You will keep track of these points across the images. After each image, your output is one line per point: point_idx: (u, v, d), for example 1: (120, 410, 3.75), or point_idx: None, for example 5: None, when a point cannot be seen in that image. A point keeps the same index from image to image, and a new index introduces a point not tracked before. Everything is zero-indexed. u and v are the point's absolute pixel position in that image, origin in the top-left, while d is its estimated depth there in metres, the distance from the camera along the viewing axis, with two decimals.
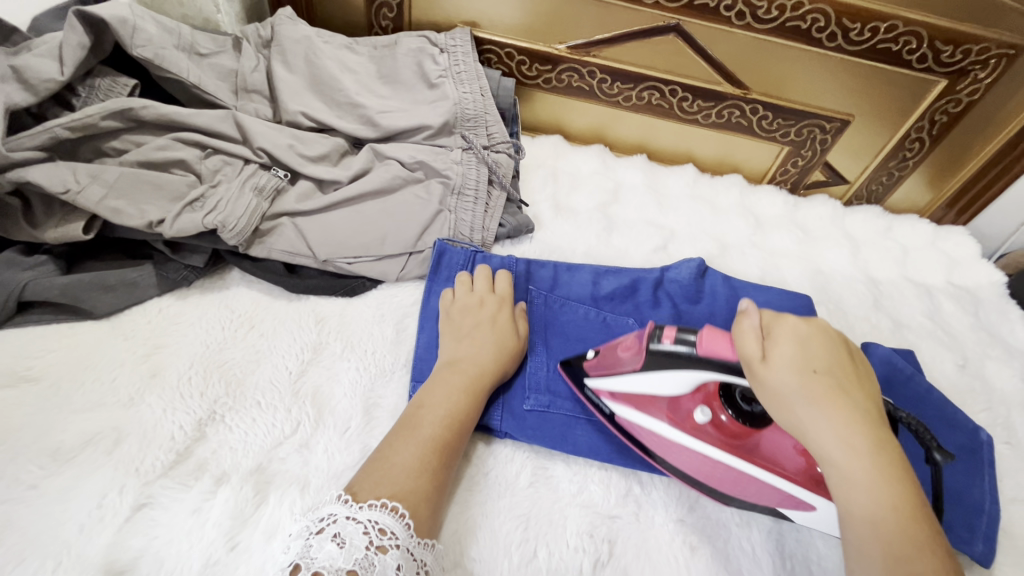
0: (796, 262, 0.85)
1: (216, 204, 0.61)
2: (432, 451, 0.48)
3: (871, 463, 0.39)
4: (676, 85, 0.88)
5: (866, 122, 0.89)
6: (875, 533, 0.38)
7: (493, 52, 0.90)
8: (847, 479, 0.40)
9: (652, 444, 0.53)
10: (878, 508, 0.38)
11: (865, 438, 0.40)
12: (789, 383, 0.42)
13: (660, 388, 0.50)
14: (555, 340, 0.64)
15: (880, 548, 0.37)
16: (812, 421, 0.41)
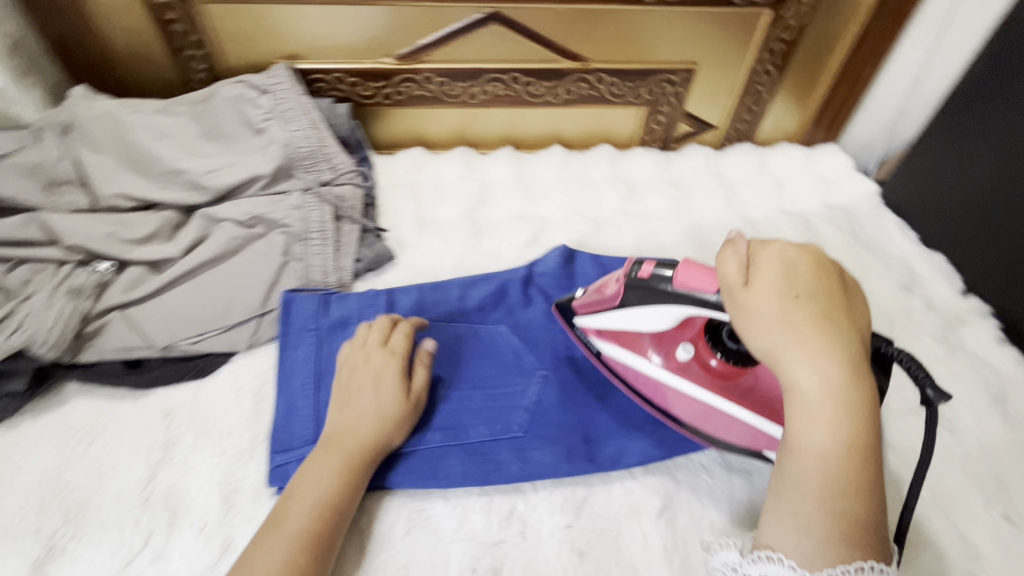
0: (671, 221, 0.84)
1: (21, 321, 0.57)
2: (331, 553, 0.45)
3: (840, 401, 0.41)
4: (515, 71, 0.86)
5: (710, 65, 0.88)
6: (820, 463, 0.41)
7: (322, 80, 0.85)
8: (808, 412, 0.42)
9: (638, 382, 0.58)
10: (831, 442, 0.41)
11: (840, 373, 0.42)
12: (768, 311, 0.44)
13: (636, 326, 0.55)
14: (424, 369, 0.62)
15: (818, 479, 0.41)
16: (787, 352, 0.43)
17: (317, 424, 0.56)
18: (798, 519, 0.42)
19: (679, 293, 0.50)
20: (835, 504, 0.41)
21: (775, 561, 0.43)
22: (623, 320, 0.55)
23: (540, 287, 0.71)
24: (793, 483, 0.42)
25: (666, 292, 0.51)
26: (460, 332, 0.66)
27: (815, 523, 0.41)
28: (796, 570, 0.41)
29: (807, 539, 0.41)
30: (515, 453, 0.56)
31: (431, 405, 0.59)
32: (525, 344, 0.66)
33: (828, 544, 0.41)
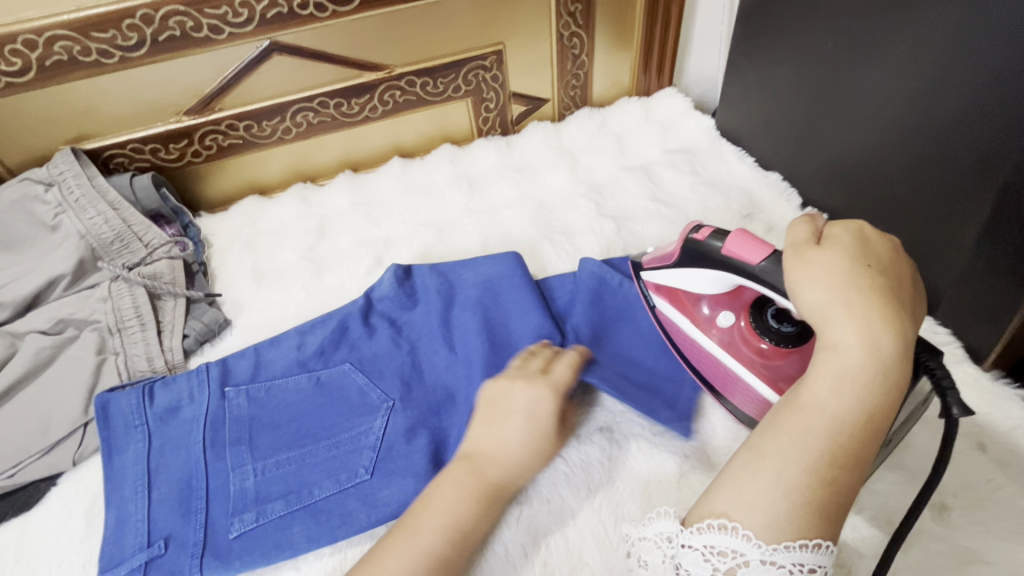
0: (516, 207, 0.82)
1: None
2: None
3: (879, 372, 0.38)
4: (320, 97, 0.82)
5: (517, 42, 0.86)
6: (834, 429, 0.38)
7: (119, 155, 0.80)
8: (841, 374, 0.38)
9: (679, 339, 0.60)
10: (851, 409, 0.38)
11: (891, 346, 0.38)
12: (832, 267, 0.41)
13: (699, 286, 0.56)
14: (263, 434, 0.59)
15: (817, 443, 0.38)
16: (841, 306, 0.39)
17: (150, 528, 0.53)
18: (782, 481, 0.37)
19: (727, 261, 0.50)
20: (826, 470, 0.37)
21: (730, 531, 0.37)
22: (678, 277, 0.57)
23: (382, 312, 0.68)
24: (791, 442, 0.38)
25: (717, 257, 0.51)
26: (301, 384, 0.63)
27: (789, 491, 0.37)
28: (753, 548, 0.36)
29: (778, 503, 0.37)
30: (362, 500, 0.54)
31: (271, 473, 0.56)
32: (370, 378, 0.63)
33: (797, 517, 0.36)
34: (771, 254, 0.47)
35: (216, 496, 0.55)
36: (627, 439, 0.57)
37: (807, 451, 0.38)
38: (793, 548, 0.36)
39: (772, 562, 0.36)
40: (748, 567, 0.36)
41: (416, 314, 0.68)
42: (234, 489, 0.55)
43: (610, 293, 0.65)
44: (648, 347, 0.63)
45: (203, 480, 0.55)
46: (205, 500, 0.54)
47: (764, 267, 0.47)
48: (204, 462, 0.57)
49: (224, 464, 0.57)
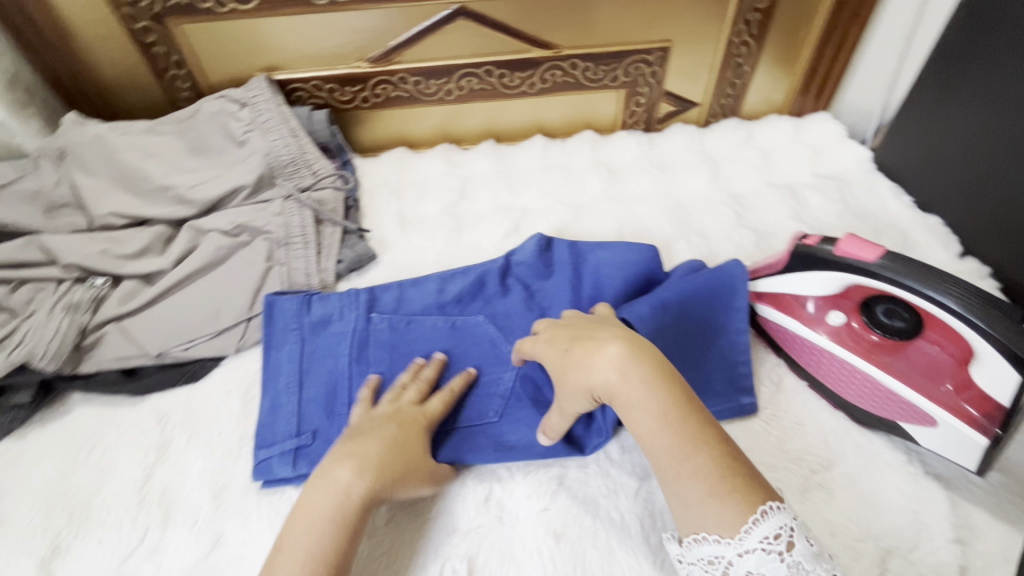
0: (652, 203, 0.84)
1: (24, 338, 0.61)
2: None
3: (645, 384, 0.45)
4: (488, 65, 0.86)
5: (685, 42, 0.87)
6: (665, 437, 0.44)
7: (301, 89, 0.88)
8: (627, 404, 0.45)
9: (787, 343, 0.61)
10: (657, 418, 0.44)
11: (623, 375, 0.45)
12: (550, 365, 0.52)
13: (809, 288, 0.59)
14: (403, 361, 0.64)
15: (667, 449, 0.44)
16: (583, 374, 0.47)
17: (299, 420, 0.59)
18: (681, 497, 0.43)
19: (838, 261, 0.54)
20: (700, 457, 0.43)
21: (703, 541, 0.42)
22: (785, 281, 0.60)
23: (519, 277, 0.71)
24: (658, 466, 0.45)
25: (827, 259, 0.55)
26: (438, 325, 0.67)
27: (700, 490, 0.42)
28: (726, 545, 0.41)
29: (710, 513, 0.41)
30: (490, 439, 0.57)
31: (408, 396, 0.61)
32: (502, 333, 0.66)
33: (723, 508, 0.41)
34: (886, 251, 0.52)
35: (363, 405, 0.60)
36: (753, 444, 0.56)
37: (669, 470, 0.44)
38: (753, 528, 0.40)
39: (747, 550, 0.40)
40: (734, 563, 0.41)
41: (549, 285, 0.70)
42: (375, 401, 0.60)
43: (726, 296, 0.61)
44: (736, 357, 0.60)
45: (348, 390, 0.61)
46: (348, 407, 0.60)
47: (881, 264, 0.52)
48: (350, 374, 0.62)
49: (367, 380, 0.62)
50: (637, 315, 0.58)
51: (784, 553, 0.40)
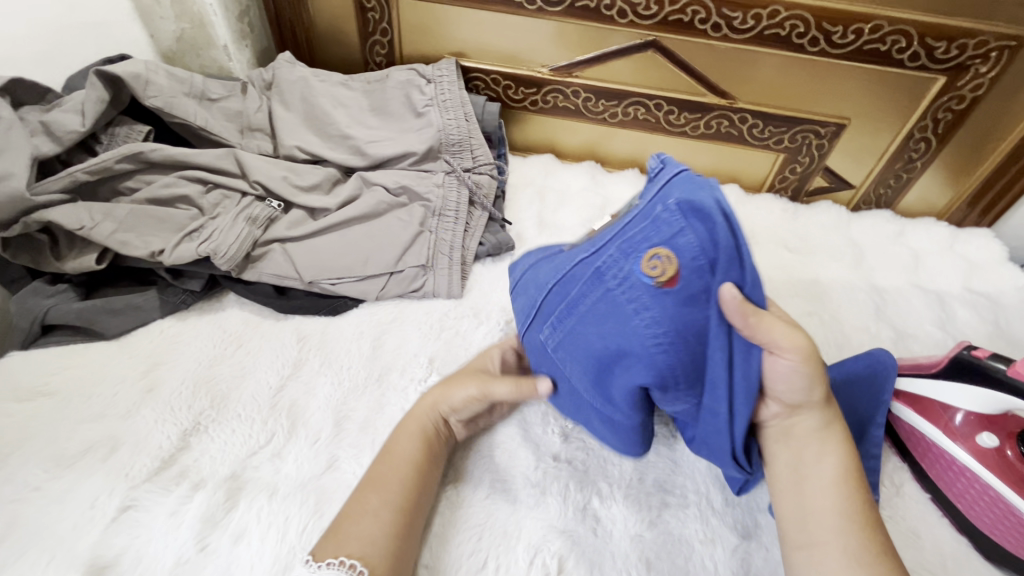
0: (790, 272, 0.83)
1: (211, 234, 0.67)
2: (409, 490, 0.50)
3: (839, 438, 0.48)
4: (660, 100, 0.89)
5: (863, 124, 0.86)
6: (844, 492, 0.46)
7: (480, 79, 0.93)
8: (818, 449, 0.48)
9: (918, 447, 0.60)
10: (840, 473, 0.47)
11: (838, 428, 0.49)
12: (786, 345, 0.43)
13: (964, 402, 0.57)
14: (568, 343, 0.50)
15: (828, 500, 0.46)
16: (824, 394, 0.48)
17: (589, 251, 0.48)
18: (845, 551, 0.43)
19: (1007, 383, 0.52)
20: (867, 522, 0.45)
21: None
22: (932, 388, 0.59)
23: None
24: (803, 506, 0.47)
25: (997, 377, 0.53)
26: None
27: (836, 545, 0.44)
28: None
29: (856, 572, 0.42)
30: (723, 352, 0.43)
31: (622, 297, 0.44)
32: None
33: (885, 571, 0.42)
34: None
35: (590, 271, 0.47)
36: None
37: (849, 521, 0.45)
38: None
39: None
40: None
41: None
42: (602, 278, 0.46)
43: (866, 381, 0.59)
44: (869, 450, 0.58)
45: (556, 280, 0.50)
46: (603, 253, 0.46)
47: None
48: (541, 301, 0.52)
49: (561, 304, 0.50)
50: None
51: None
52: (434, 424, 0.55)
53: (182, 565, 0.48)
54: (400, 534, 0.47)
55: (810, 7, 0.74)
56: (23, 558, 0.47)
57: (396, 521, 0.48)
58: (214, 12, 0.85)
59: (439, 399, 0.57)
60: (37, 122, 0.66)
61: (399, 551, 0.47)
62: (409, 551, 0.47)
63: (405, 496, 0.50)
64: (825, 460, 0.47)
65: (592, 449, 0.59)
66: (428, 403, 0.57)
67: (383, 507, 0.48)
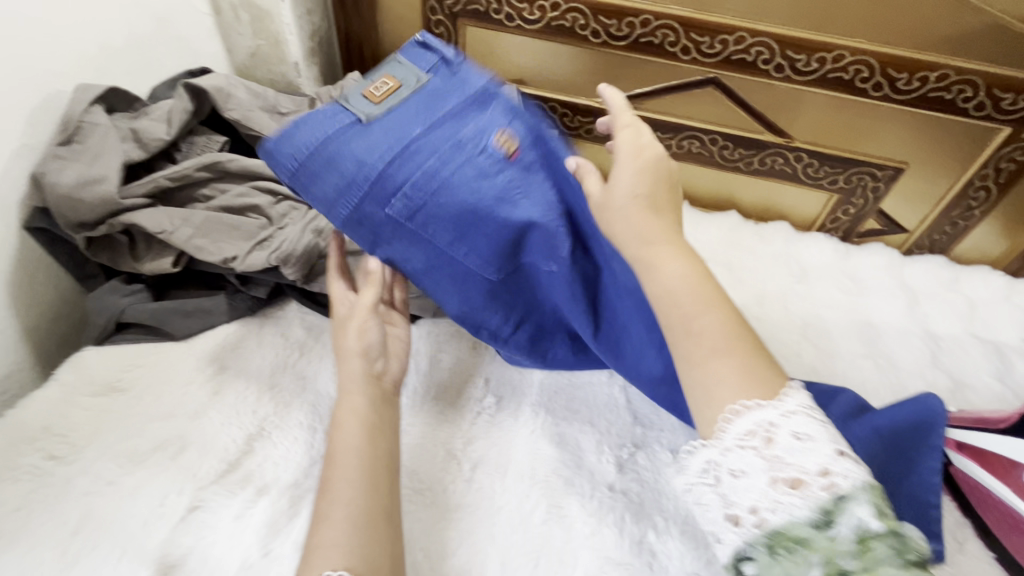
0: (843, 312, 0.82)
1: (280, 243, 0.68)
2: (359, 482, 0.48)
3: (696, 279, 0.46)
4: (717, 134, 0.90)
5: (921, 169, 0.85)
6: (670, 298, 0.45)
7: (538, 106, 0.96)
8: (653, 262, 0.47)
9: (983, 504, 0.59)
10: (672, 282, 0.46)
11: (693, 267, 0.47)
12: (634, 183, 0.48)
13: None
14: (431, 211, 0.52)
15: (676, 321, 0.45)
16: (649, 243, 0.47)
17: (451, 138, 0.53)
18: (707, 375, 0.43)
19: None
20: (713, 321, 0.44)
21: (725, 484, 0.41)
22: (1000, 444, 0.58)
23: None
24: (677, 331, 0.45)
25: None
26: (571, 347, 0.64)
27: (705, 348, 0.43)
28: (712, 449, 0.42)
29: (699, 373, 0.43)
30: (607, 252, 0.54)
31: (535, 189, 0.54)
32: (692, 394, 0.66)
33: (731, 368, 0.42)
34: None
35: (442, 141, 0.52)
36: None
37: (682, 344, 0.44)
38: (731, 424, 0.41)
39: (726, 448, 0.41)
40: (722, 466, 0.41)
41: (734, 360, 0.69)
42: (471, 158, 0.52)
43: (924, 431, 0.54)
44: (927, 498, 0.53)
45: (391, 151, 0.51)
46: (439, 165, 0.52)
47: None
48: (366, 178, 0.51)
49: (452, 200, 0.53)
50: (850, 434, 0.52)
51: (763, 451, 0.39)
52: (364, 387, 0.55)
53: (246, 568, 0.49)
54: (354, 526, 0.45)
55: (876, 53, 0.75)
56: (97, 552, 0.49)
57: (351, 513, 0.46)
58: (290, 31, 0.87)
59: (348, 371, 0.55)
60: (127, 129, 0.70)
61: (365, 546, 0.44)
62: (373, 545, 0.44)
63: (354, 486, 0.47)
64: (671, 270, 0.46)
65: (647, 482, 0.59)
66: (344, 362, 0.56)
67: (335, 503, 0.46)
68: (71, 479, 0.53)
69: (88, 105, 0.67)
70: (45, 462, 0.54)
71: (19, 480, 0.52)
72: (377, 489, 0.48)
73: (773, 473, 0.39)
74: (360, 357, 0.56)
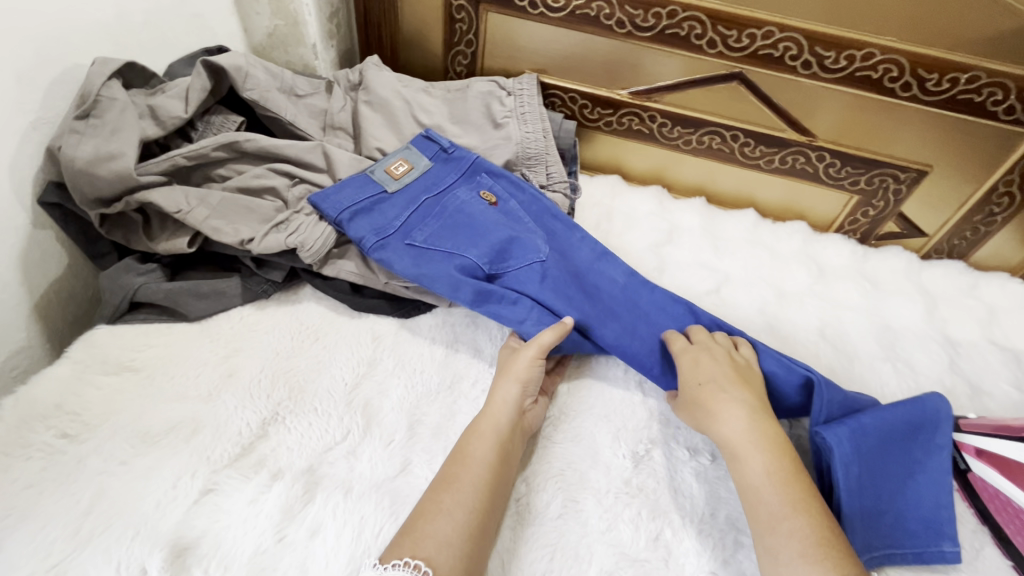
0: (861, 314, 0.81)
1: (297, 227, 0.68)
2: (481, 490, 0.50)
3: (787, 465, 0.50)
4: (737, 131, 0.89)
5: (945, 173, 0.84)
6: (768, 482, 0.49)
7: (557, 96, 0.94)
8: (739, 452, 0.51)
9: (999, 511, 0.59)
10: (760, 475, 0.49)
11: (764, 434, 0.52)
12: (714, 374, 0.57)
13: None
14: (445, 244, 0.69)
15: (767, 515, 0.47)
16: (743, 450, 0.51)
17: (396, 195, 0.72)
18: (794, 547, 0.44)
19: None
20: (809, 506, 0.47)
21: None
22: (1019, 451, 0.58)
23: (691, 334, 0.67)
24: (758, 517, 0.48)
25: None
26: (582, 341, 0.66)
27: (794, 549, 0.44)
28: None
29: (791, 556, 0.44)
30: (588, 253, 0.73)
31: (520, 216, 0.74)
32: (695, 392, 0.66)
33: (824, 555, 0.44)
34: None
35: (438, 204, 0.73)
36: None
37: (781, 534, 0.46)
38: None
39: None
40: None
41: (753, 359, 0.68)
42: (435, 207, 0.73)
43: (927, 433, 0.58)
44: (937, 498, 0.55)
45: (357, 207, 0.69)
46: (444, 203, 0.73)
47: None
48: (400, 225, 0.69)
49: (464, 220, 0.72)
50: (837, 438, 0.54)
51: None
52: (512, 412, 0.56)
53: (260, 554, 0.48)
54: (467, 532, 0.47)
55: (906, 52, 0.73)
56: (108, 532, 0.48)
57: (469, 520, 0.48)
58: (310, 12, 0.86)
59: (501, 399, 0.58)
60: (145, 105, 0.69)
61: (467, 547, 0.46)
62: (479, 549, 0.47)
63: (477, 492, 0.50)
64: (756, 463, 0.50)
65: (663, 479, 0.58)
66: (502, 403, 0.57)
67: (456, 505, 0.48)
68: (84, 458, 0.52)
69: (107, 79, 0.65)
70: (56, 440, 0.53)
71: (30, 456, 0.52)
72: (493, 501, 0.50)
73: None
74: (520, 388, 0.58)
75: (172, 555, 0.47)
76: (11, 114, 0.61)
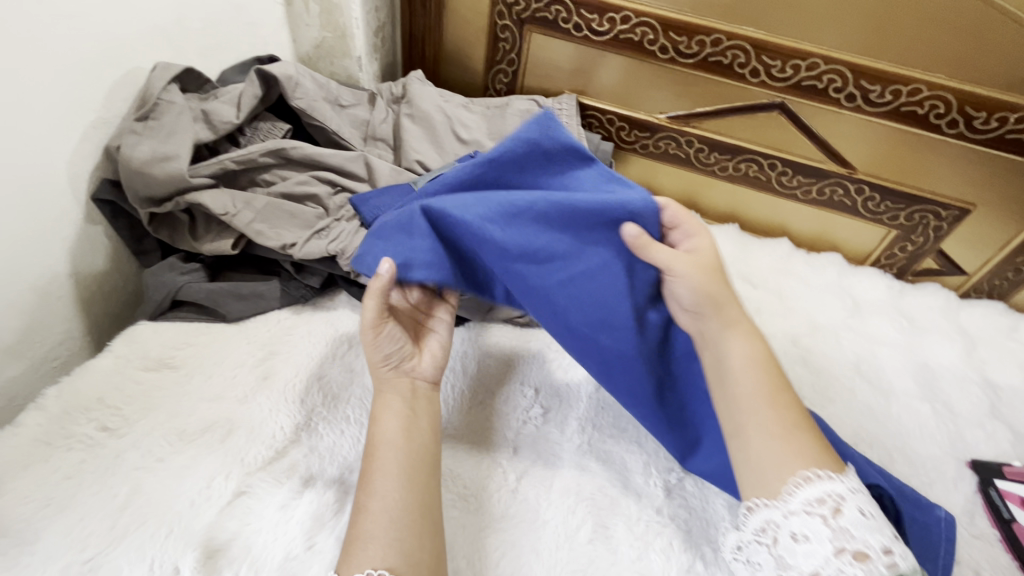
0: (896, 351, 0.80)
1: (338, 234, 0.69)
2: (404, 472, 0.48)
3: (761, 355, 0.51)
4: (776, 160, 0.88)
5: (990, 213, 0.83)
6: (748, 371, 0.50)
7: (595, 117, 0.95)
8: (721, 341, 0.52)
9: None
10: (744, 358, 0.51)
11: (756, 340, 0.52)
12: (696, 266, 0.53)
13: None
14: None
15: (753, 387, 0.49)
16: (727, 333, 0.52)
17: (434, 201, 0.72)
18: (766, 440, 0.47)
19: None
20: (781, 400, 0.49)
21: (762, 506, 0.45)
22: None
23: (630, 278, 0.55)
24: (731, 399, 0.50)
25: None
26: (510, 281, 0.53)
27: (770, 435, 0.47)
28: (772, 509, 0.45)
29: (775, 448, 0.46)
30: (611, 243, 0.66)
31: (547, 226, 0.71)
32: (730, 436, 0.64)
33: (799, 442, 0.47)
34: None
35: None
36: None
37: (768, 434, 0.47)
38: (795, 492, 0.44)
39: (791, 512, 0.43)
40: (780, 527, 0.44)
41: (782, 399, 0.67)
42: None
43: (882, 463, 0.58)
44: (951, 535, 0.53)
45: (394, 213, 0.70)
46: None
47: None
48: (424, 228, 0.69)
49: None
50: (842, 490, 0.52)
51: (830, 518, 0.42)
52: (400, 388, 0.54)
53: (289, 560, 0.48)
54: (400, 517, 0.45)
55: (955, 90, 0.73)
56: (142, 528, 0.48)
57: (394, 505, 0.46)
58: (358, 26, 0.88)
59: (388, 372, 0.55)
60: (199, 110, 0.71)
61: (410, 536, 0.45)
62: (425, 541, 0.45)
63: (398, 478, 0.48)
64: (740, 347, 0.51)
65: (697, 509, 0.57)
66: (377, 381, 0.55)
67: (376, 496, 0.46)
68: (122, 452, 0.53)
69: (166, 83, 0.68)
70: (97, 433, 0.54)
71: (71, 449, 0.52)
72: (422, 472, 0.49)
73: (839, 538, 0.41)
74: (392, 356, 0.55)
75: (202, 555, 0.47)
76: (76, 114, 0.63)
